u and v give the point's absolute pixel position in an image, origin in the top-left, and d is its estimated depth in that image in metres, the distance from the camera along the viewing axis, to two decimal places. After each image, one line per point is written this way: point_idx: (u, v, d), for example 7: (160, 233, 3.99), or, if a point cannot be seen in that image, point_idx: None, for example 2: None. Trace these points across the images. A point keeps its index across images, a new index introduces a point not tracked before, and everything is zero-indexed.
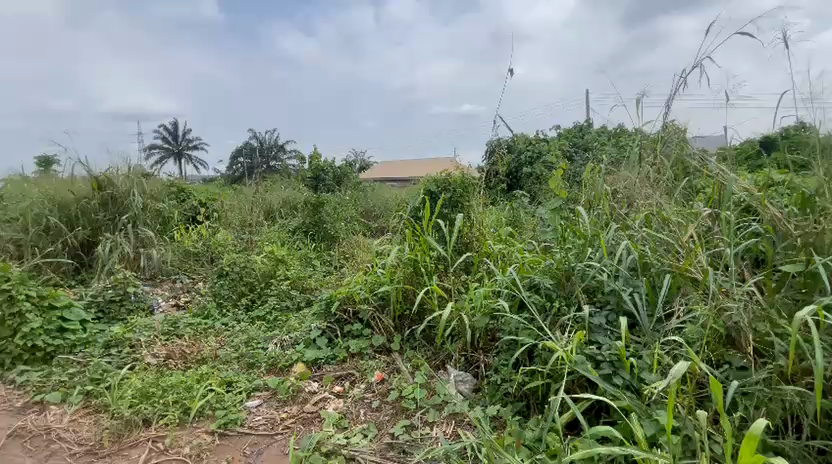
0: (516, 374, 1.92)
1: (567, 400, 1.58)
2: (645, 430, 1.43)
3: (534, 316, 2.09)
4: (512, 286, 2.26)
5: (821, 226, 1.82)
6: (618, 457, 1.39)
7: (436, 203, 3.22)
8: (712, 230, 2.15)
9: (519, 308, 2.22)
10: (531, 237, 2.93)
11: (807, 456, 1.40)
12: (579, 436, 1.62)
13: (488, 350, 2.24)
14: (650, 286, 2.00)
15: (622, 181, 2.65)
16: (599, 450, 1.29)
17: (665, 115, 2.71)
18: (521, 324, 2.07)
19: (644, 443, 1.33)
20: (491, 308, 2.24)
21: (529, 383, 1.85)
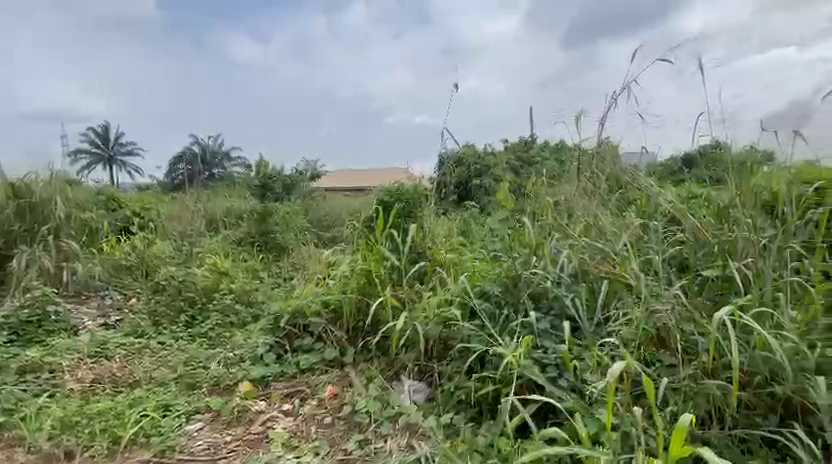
0: (469, 381, 1.95)
1: (517, 404, 1.63)
2: (588, 429, 1.50)
3: (485, 324, 2.14)
4: (464, 295, 2.32)
5: (734, 235, 2.05)
6: (564, 457, 1.45)
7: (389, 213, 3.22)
8: (644, 238, 2.33)
9: (471, 316, 2.26)
10: (482, 246, 3.00)
11: (731, 445, 1.53)
12: (529, 438, 1.66)
13: (442, 358, 2.22)
14: (590, 291, 2.13)
15: (563, 194, 2.76)
16: (546, 451, 1.34)
17: (601, 132, 2.91)
18: (472, 332, 2.11)
19: (587, 441, 1.40)
20: (444, 317, 2.27)
21: (481, 389, 1.89)
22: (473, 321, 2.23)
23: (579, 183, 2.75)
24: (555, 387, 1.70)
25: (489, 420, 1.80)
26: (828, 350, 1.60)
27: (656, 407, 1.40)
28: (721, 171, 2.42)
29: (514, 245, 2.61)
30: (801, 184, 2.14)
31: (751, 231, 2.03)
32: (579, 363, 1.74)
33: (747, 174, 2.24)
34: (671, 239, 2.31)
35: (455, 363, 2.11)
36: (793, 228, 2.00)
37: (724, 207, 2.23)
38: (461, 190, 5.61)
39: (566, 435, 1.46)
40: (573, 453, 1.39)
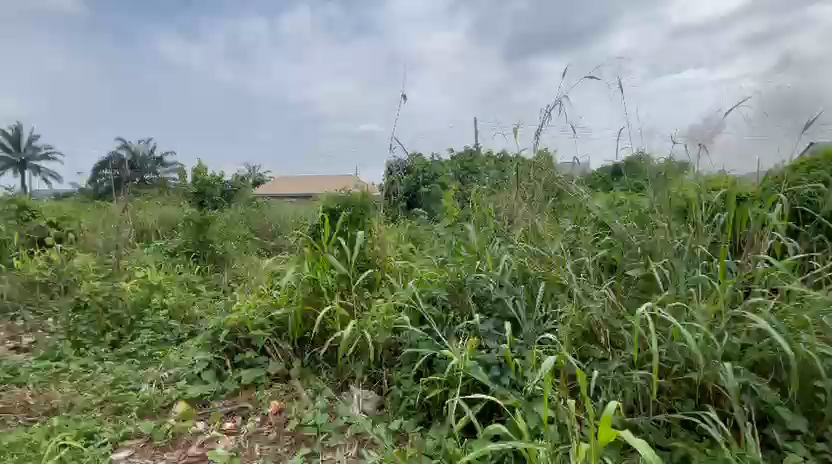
0: (417, 386, 1.97)
1: (462, 404, 1.67)
2: (530, 423, 1.57)
3: (432, 328, 2.18)
4: (412, 300, 2.33)
5: (655, 237, 2.26)
6: (508, 452, 1.51)
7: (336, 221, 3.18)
8: (578, 241, 2.50)
9: (419, 321, 2.28)
10: (430, 252, 3.05)
11: (655, 428, 1.68)
12: (475, 437, 1.71)
13: (391, 365, 2.22)
14: (529, 293, 2.24)
15: (504, 202, 2.90)
16: (490, 447, 1.39)
17: (537, 142, 3.08)
18: (420, 337, 2.13)
19: (527, 435, 1.47)
20: (392, 323, 2.28)
21: (430, 392, 1.91)
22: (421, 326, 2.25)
23: (518, 191, 2.90)
24: (498, 386, 1.77)
25: (437, 422, 1.83)
26: (733, 338, 1.82)
27: (588, 397, 1.49)
28: (642, 180, 2.66)
29: (459, 250, 2.68)
30: (708, 191, 2.41)
31: (668, 234, 2.25)
32: (521, 361, 1.82)
33: (664, 182, 2.48)
34: (602, 242, 2.49)
35: (404, 369, 2.11)
36: (703, 231, 2.24)
37: (646, 212, 2.45)
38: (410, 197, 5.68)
39: (508, 431, 1.53)
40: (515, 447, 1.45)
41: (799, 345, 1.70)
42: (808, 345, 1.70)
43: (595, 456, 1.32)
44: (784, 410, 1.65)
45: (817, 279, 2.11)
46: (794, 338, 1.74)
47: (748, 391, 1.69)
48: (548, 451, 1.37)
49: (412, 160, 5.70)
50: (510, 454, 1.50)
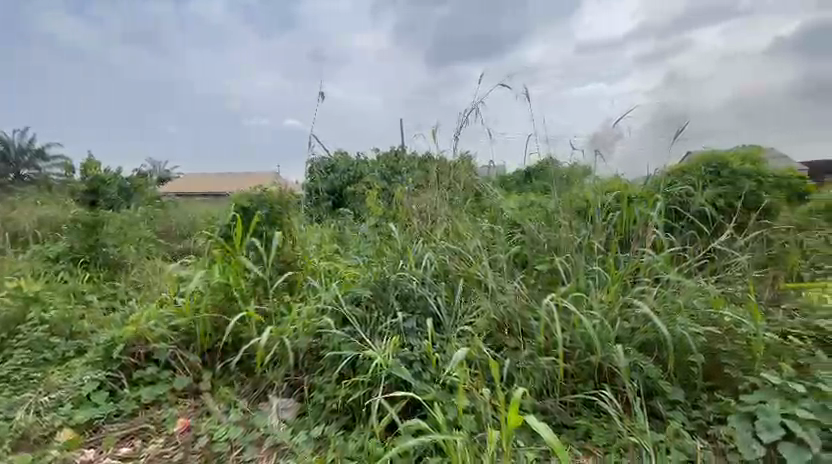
0: (340, 389, 1.93)
1: (385, 405, 1.70)
2: (448, 415, 1.63)
3: (355, 329, 2.15)
4: (334, 303, 2.28)
5: (560, 235, 2.48)
6: (430, 446, 1.55)
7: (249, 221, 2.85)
8: (494, 237, 2.64)
9: (341, 323, 2.23)
10: (354, 253, 3.01)
11: (561, 408, 1.87)
12: (397, 435, 1.72)
13: (312, 370, 2.15)
14: (449, 289, 2.32)
15: (426, 203, 2.95)
16: (410, 443, 1.42)
17: (457, 145, 3.22)
18: (342, 339, 2.09)
19: (446, 427, 1.53)
20: (314, 327, 2.21)
21: (352, 394, 1.87)
22: (343, 328, 2.21)
23: (439, 192, 2.98)
24: (420, 382, 1.81)
25: (359, 424, 1.81)
26: (623, 323, 2.05)
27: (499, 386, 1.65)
28: (550, 183, 2.91)
29: (384, 251, 2.68)
30: (602, 194, 2.72)
31: (571, 233, 2.49)
32: (441, 357, 1.87)
33: (568, 186, 2.80)
34: (516, 239, 2.66)
35: (325, 373, 2.05)
36: (599, 228, 2.51)
37: (552, 212, 2.67)
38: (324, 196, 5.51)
39: (427, 425, 1.57)
40: (434, 440, 1.51)
41: (674, 326, 1.99)
42: (681, 326, 1.99)
43: (506, 440, 1.42)
44: (664, 383, 1.91)
45: (688, 268, 2.48)
46: (670, 320, 2.02)
47: (636, 369, 1.92)
48: (464, 441, 1.44)
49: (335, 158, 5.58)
50: (432, 449, 1.55)
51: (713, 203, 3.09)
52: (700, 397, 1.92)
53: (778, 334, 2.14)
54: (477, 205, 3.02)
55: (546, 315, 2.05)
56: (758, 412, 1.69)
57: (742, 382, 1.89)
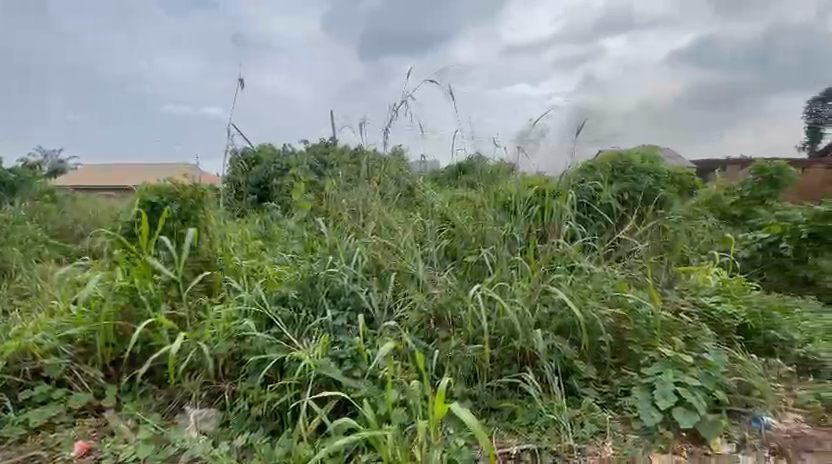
0: (264, 393, 1.84)
1: (315, 407, 1.63)
2: (379, 411, 1.64)
3: (281, 330, 2.05)
4: (258, 304, 2.15)
5: (487, 229, 2.59)
6: (363, 444, 1.52)
7: (154, 219, 2.53)
8: (425, 230, 2.67)
9: (266, 325, 2.11)
10: (281, 250, 2.86)
11: (488, 393, 1.97)
12: (327, 435, 1.69)
13: (235, 376, 2.02)
14: (381, 284, 2.31)
15: (355, 196, 2.87)
16: (338, 442, 1.41)
17: (386, 139, 3.21)
18: (268, 341, 1.98)
19: (375, 423, 1.53)
20: (235, 330, 2.06)
21: (279, 399, 1.78)
22: (268, 330, 2.10)
23: (371, 186, 2.93)
24: (351, 380, 1.78)
25: (287, 428, 1.73)
26: (543, 308, 2.19)
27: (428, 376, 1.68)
28: (479, 179, 3.02)
29: (313, 247, 2.58)
30: (525, 189, 2.88)
31: (496, 227, 2.62)
32: (374, 352, 1.85)
33: (493, 183, 2.93)
34: (446, 232, 2.71)
35: (249, 378, 1.94)
36: (522, 221, 2.66)
37: (478, 206, 2.77)
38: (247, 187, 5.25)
39: (356, 423, 1.56)
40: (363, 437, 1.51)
41: (587, 310, 2.16)
42: (592, 309, 2.17)
43: (433, 430, 1.48)
44: (578, 362, 2.08)
45: (599, 256, 2.72)
46: (583, 305, 2.19)
47: (554, 351, 2.07)
48: (393, 434, 1.47)
49: (258, 149, 5.29)
50: (363, 447, 1.53)
51: (620, 197, 3.42)
52: (609, 373, 2.12)
53: (672, 312, 2.42)
54: (407, 199, 3.03)
55: (474, 305, 2.12)
56: (656, 383, 1.97)
57: (642, 356, 2.12)
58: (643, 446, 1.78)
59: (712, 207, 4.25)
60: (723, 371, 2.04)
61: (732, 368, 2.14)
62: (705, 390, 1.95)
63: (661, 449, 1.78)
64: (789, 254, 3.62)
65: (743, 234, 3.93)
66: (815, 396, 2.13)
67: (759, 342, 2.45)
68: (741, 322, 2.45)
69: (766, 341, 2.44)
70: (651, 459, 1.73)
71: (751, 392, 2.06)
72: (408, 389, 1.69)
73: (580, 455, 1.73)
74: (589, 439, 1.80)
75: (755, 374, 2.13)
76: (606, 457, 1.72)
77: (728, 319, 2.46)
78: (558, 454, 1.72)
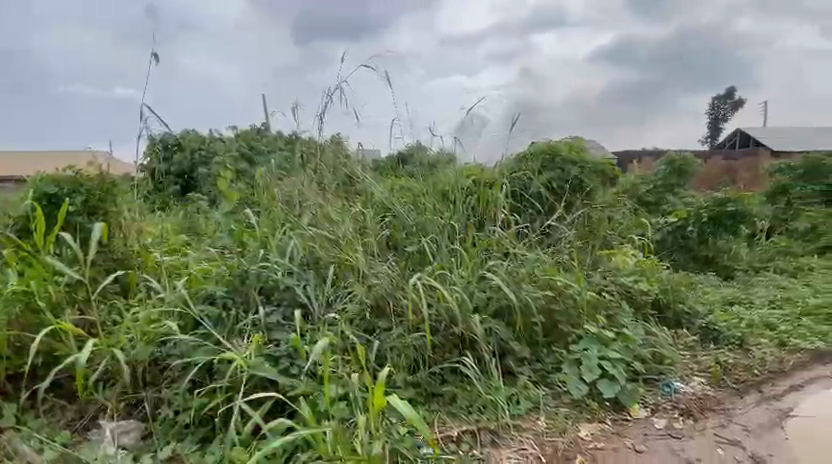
0: (193, 399, 1.72)
1: (247, 409, 1.52)
2: (317, 407, 1.60)
3: (209, 331, 1.91)
4: (183, 304, 1.99)
5: (426, 218, 2.62)
6: (302, 443, 1.47)
7: (54, 213, 2.23)
8: (363, 220, 2.62)
9: (193, 326, 1.96)
10: (208, 244, 2.64)
11: (430, 379, 2.01)
12: (264, 437, 1.61)
13: (157, 383, 1.85)
14: (319, 278, 2.24)
15: (290, 186, 2.74)
16: (274, 444, 1.35)
17: (321, 127, 3.10)
18: (195, 343, 1.84)
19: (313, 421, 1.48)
20: (155, 334, 1.89)
21: (209, 403, 1.67)
22: (195, 331, 1.95)
23: (305, 175, 2.81)
24: (288, 377, 1.72)
25: (219, 434, 1.62)
26: (480, 293, 2.27)
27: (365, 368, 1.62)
28: (418, 169, 3.03)
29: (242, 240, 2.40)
30: (464, 179, 2.94)
31: (435, 216, 2.66)
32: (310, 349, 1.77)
33: (433, 173, 2.96)
34: (386, 222, 2.68)
35: (174, 384, 1.79)
36: (460, 210, 2.73)
37: (418, 196, 2.79)
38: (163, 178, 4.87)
39: (293, 422, 1.50)
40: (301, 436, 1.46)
41: (521, 294, 2.27)
42: (525, 292, 2.29)
43: (374, 422, 1.48)
44: (514, 343, 2.17)
45: (532, 242, 2.85)
46: (517, 288, 2.30)
47: (492, 333, 2.16)
48: (333, 429, 1.44)
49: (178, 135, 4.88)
50: (303, 445, 1.49)
51: (549, 186, 3.63)
52: (542, 351, 2.23)
53: (596, 291, 2.61)
54: (345, 189, 2.92)
55: (415, 294, 2.14)
56: (583, 358, 2.15)
57: (570, 334, 2.27)
58: (572, 418, 1.96)
59: (630, 195, 4.63)
60: (639, 343, 2.28)
61: (647, 340, 2.37)
62: (624, 361, 2.19)
63: (587, 418, 1.97)
64: (694, 236, 4.06)
65: (657, 218, 4.33)
66: (715, 360, 2.43)
67: (670, 315, 2.73)
68: (655, 297, 2.72)
69: (675, 314, 2.73)
70: (579, 428, 1.91)
71: (663, 361, 2.30)
72: (349, 383, 1.67)
73: (517, 431, 1.85)
74: (523, 415, 1.93)
75: (665, 344, 2.39)
76: (539, 431, 1.87)
77: (644, 295, 2.71)
78: (496, 432, 1.83)
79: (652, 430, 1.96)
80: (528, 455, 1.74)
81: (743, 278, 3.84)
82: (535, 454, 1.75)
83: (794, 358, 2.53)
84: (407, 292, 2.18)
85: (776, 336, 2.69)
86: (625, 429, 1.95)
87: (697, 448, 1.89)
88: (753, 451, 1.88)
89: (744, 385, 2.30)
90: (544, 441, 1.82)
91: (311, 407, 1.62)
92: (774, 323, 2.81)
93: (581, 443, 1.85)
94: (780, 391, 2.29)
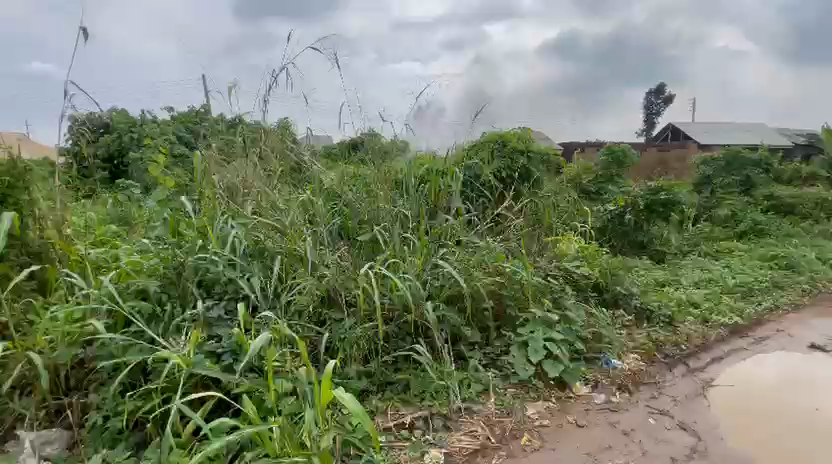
0: (124, 402, 1.60)
1: (186, 411, 1.44)
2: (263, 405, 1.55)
3: (142, 329, 1.78)
4: (111, 301, 1.82)
5: (377, 206, 2.60)
6: (247, 442, 1.43)
7: None
8: (312, 208, 2.54)
9: (123, 324, 1.82)
10: (141, 236, 2.37)
11: (383, 369, 2.02)
12: (206, 438, 1.54)
13: (84, 386, 1.72)
14: (263, 269, 2.15)
15: (231, 173, 2.58)
16: (214, 445, 1.29)
17: (265, 110, 2.95)
18: (125, 343, 1.71)
19: (258, 418, 1.44)
20: (78, 334, 1.72)
21: (143, 406, 1.57)
22: (126, 330, 1.80)
23: (246, 160, 2.66)
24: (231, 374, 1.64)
25: (155, 438, 1.52)
26: (433, 281, 2.30)
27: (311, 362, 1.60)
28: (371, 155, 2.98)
29: (178, 230, 2.19)
30: (416, 167, 2.95)
31: (387, 204, 2.64)
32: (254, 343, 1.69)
33: (384, 161, 2.92)
34: (337, 210, 2.62)
35: (103, 387, 1.67)
36: (412, 198, 2.73)
37: (370, 183, 2.74)
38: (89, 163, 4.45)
39: (235, 421, 1.44)
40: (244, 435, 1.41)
41: (472, 281, 2.32)
42: (476, 278, 2.35)
43: (322, 416, 1.46)
44: (466, 329, 2.22)
45: (483, 230, 2.93)
46: (468, 275, 2.35)
47: (444, 320, 2.19)
48: (278, 426, 1.40)
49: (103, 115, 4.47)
50: (249, 444, 1.44)
51: (499, 175, 3.72)
52: (492, 336, 2.30)
53: (542, 276, 2.73)
54: (292, 177, 2.82)
55: (366, 283, 2.12)
56: (529, 340, 2.24)
57: (518, 318, 2.36)
58: (520, 397, 2.05)
59: (573, 184, 4.85)
60: (580, 324, 2.42)
61: (588, 321, 2.52)
62: (567, 342, 2.32)
63: (533, 398, 2.08)
64: (630, 223, 4.35)
65: (598, 206, 4.59)
66: (647, 337, 2.63)
67: (607, 296, 2.91)
68: (594, 280, 2.89)
69: (613, 295, 2.91)
70: (526, 407, 2.01)
71: (602, 340, 2.46)
72: (298, 376, 1.63)
73: (468, 414, 1.91)
74: (474, 398, 1.99)
75: (605, 324, 2.55)
76: (489, 412, 1.93)
77: (585, 279, 2.87)
78: (447, 416, 1.87)
79: (592, 405, 2.10)
80: (478, 437, 1.80)
81: (673, 261, 4.17)
82: (484, 436, 1.81)
83: (714, 333, 2.81)
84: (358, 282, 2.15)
85: (700, 313, 2.96)
86: (568, 406, 2.08)
87: (631, 419, 2.03)
88: (680, 419, 2.04)
89: (672, 360, 2.52)
90: (493, 422, 1.89)
91: (257, 404, 1.58)
92: (698, 301, 3.09)
93: (528, 421, 1.94)
94: (701, 364, 2.53)
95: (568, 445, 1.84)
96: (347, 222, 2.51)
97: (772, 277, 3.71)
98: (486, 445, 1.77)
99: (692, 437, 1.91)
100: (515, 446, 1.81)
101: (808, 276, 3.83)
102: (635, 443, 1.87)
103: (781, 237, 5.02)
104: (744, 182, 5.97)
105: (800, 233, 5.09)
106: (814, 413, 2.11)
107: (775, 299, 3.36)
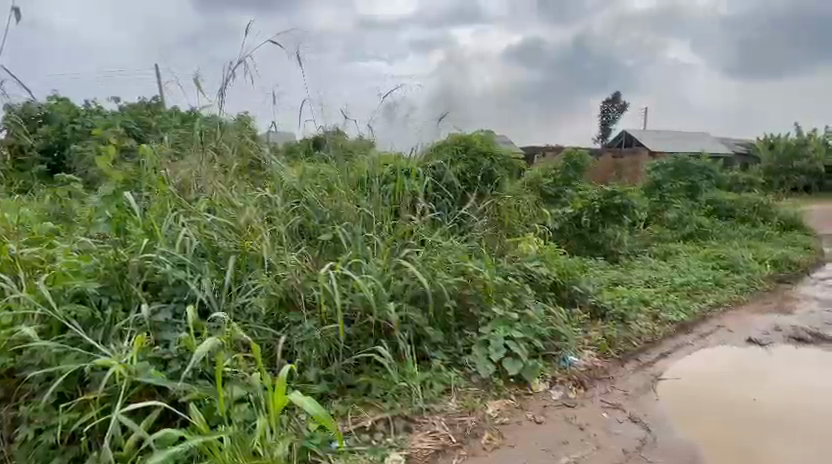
0: (58, 415, 1.48)
1: (127, 422, 1.35)
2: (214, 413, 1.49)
3: (79, 335, 1.66)
4: (44, 305, 1.68)
5: (340, 207, 2.57)
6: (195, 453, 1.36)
7: None
8: (271, 206, 2.47)
9: (58, 330, 1.69)
10: (82, 234, 2.21)
11: (343, 371, 2.00)
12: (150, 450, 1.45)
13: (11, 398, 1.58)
14: (217, 270, 2.08)
15: (184, 169, 2.46)
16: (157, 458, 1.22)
17: (222, 103, 2.83)
18: (60, 350, 1.59)
19: (206, 428, 1.37)
20: (5, 342, 1.57)
21: (80, 419, 1.46)
22: (61, 336, 1.67)
23: (201, 155, 2.54)
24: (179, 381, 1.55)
25: (92, 453, 1.42)
26: (396, 282, 2.29)
27: (264, 367, 1.55)
28: (334, 154, 2.93)
29: (122, 228, 2.05)
30: (379, 167, 2.94)
31: (351, 204, 2.61)
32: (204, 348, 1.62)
33: (347, 159, 2.88)
34: (298, 209, 2.56)
35: (33, 398, 1.53)
36: (377, 198, 2.70)
37: (333, 183, 2.69)
38: (26, 155, 4.12)
39: (182, 432, 1.37)
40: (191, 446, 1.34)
41: (435, 281, 2.33)
42: (440, 279, 2.36)
43: (276, 423, 1.42)
44: (428, 329, 2.23)
45: (446, 230, 2.96)
46: (431, 276, 2.36)
47: (407, 321, 2.19)
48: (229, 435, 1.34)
49: (42, 104, 4.13)
50: (197, 455, 1.37)
51: (462, 176, 3.78)
52: (454, 335, 2.33)
53: (503, 275, 2.79)
54: (250, 174, 2.73)
55: (326, 284, 2.07)
56: (490, 339, 2.29)
57: (479, 317, 2.40)
58: (480, 397, 2.08)
59: (534, 187, 5.01)
60: (539, 323, 2.49)
61: (547, 319, 2.60)
62: (526, 339, 2.39)
63: (494, 396, 2.12)
64: (587, 225, 4.53)
65: (557, 209, 4.76)
66: (601, 335, 2.75)
67: (565, 295, 3.01)
68: (553, 280, 2.98)
69: (570, 294, 3.01)
70: (488, 406, 2.04)
71: (560, 337, 2.54)
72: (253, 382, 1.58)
73: (430, 414, 1.91)
74: (436, 397, 2.00)
75: (562, 322, 2.63)
76: (450, 411, 1.95)
77: (545, 279, 2.96)
78: (409, 417, 1.88)
79: (550, 401, 2.17)
80: (439, 437, 1.81)
81: (627, 261, 4.39)
82: (446, 435, 1.83)
83: (662, 329, 2.98)
84: (317, 283, 2.10)
85: (650, 311, 3.13)
86: (527, 403, 2.13)
87: (586, 413, 2.11)
88: (631, 412, 2.14)
89: (624, 356, 2.64)
90: (454, 421, 1.91)
91: (207, 412, 1.51)
92: (648, 299, 3.27)
93: (488, 420, 1.97)
94: (651, 359, 2.67)
95: (527, 441, 1.88)
96: (309, 222, 2.46)
97: (714, 276, 3.97)
98: (447, 446, 1.78)
99: (642, 430, 2.01)
100: (476, 445, 1.83)
101: (746, 275, 4.13)
102: (590, 437, 1.94)
103: (722, 239, 5.40)
104: (690, 187, 6.38)
105: (739, 236, 5.49)
106: (749, 402, 2.28)
107: (716, 296, 3.60)
